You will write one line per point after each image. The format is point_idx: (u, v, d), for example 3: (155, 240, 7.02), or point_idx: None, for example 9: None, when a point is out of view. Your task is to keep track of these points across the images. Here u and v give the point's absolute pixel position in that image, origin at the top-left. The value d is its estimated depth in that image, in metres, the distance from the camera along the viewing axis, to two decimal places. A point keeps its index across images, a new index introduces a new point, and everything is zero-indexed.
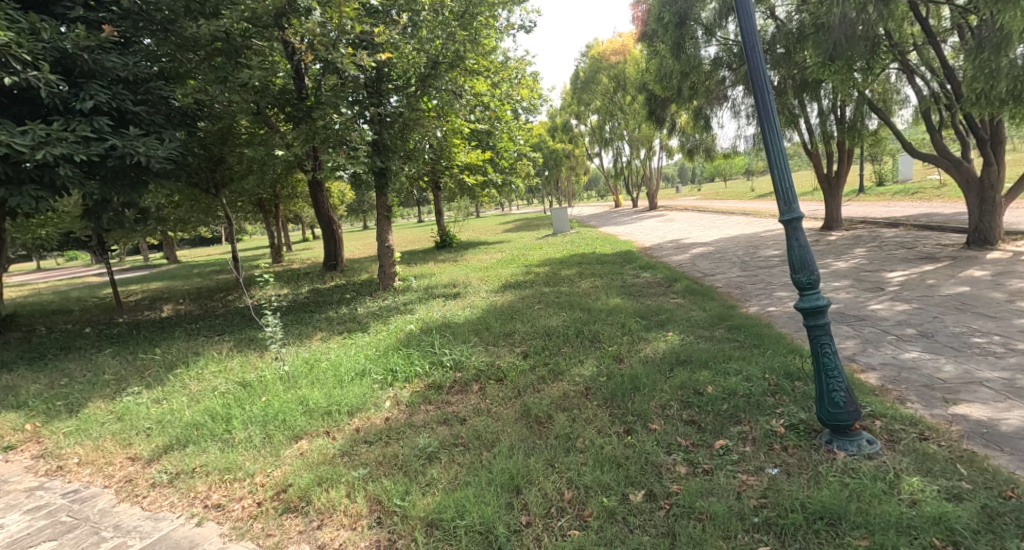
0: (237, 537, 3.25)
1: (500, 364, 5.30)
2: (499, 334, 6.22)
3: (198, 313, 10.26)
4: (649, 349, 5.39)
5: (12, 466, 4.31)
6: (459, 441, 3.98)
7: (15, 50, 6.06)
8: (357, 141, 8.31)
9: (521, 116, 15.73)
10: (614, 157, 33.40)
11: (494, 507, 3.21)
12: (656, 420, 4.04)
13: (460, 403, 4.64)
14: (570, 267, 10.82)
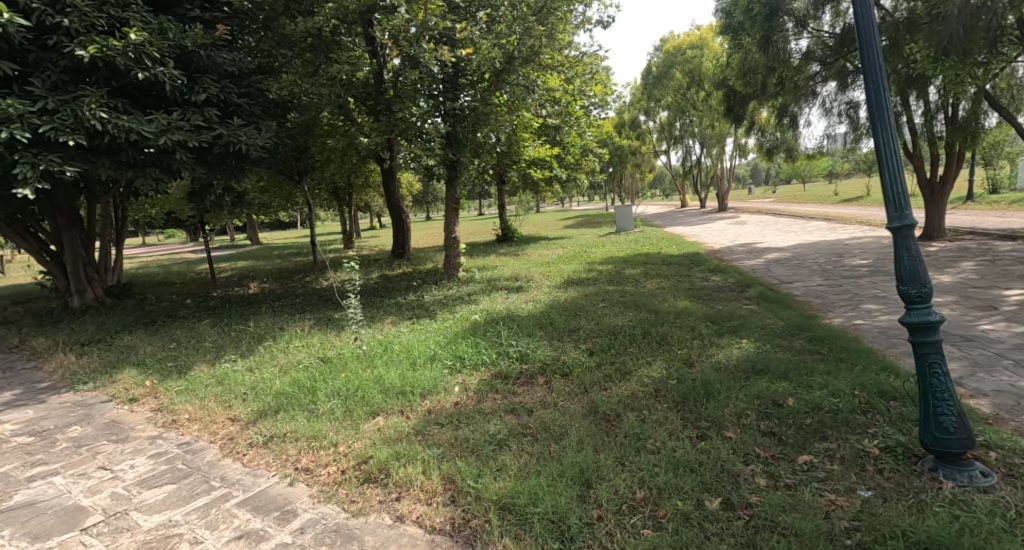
0: (324, 499, 3.46)
1: (565, 360, 5.30)
2: (563, 330, 6.21)
3: (282, 292, 10.91)
4: (722, 355, 5.22)
5: (134, 417, 4.79)
6: (528, 431, 4.03)
7: (148, 49, 6.70)
8: (432, 134, 8.43)
9: (592, 111, 15.50)
10: (683, 155, 32.49)
11: (566, 498, 3.22)
12: (731, 427, 3.92)
13: (527, 394, 4.69)
14: (636, 266, 10.65)
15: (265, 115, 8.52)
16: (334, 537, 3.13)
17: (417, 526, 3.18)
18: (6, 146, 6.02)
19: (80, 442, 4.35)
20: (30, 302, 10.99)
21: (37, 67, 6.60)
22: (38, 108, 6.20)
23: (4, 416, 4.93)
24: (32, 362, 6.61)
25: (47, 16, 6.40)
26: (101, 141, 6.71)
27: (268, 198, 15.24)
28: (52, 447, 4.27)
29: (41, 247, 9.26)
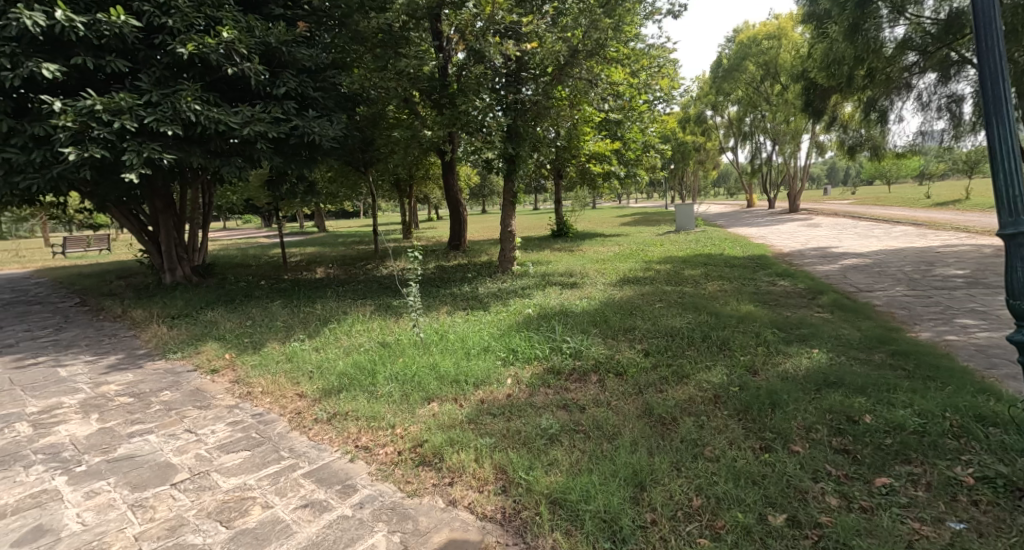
0: (382, 478, 3.61)
1: (619, 359, 5.27)
2: (619, 329, 6.16)
3: (346, 277, 11.33)
4: (790, 364, 5.03)
5: (216, 386, 5.15)
6: (580, 428, 4.04)
7: (238, 45, 7.13)
8: (493, 127, 8.54)
9: (656, 106, 15.16)
10: (752, 152, 31.26)
11: (620, 498, 3.22)
12: (799, 441, 3.79)
13: (579, 391, 4.70)
14: (696, 267, 10.40)
15: (337, 108, 8.88)
16: (390, 515, 3.27)
17: (469, 512, 3.28)
18: (115, 135, 6.58)
19: (170, 405, 4.73)
20: (127, 277, 11.96)
21: (143, 64, 7.18)
22: (143, 101, 6.73)
23: (108, 378, 5.44)
24: (129, 331, 7.21)
25: (155, 17, 6.96)
26: (195, 131, 7.20)
27: (334, 188, 15.84)
28: (147, 408, 4.67)
29: (139, 226, 10.05)
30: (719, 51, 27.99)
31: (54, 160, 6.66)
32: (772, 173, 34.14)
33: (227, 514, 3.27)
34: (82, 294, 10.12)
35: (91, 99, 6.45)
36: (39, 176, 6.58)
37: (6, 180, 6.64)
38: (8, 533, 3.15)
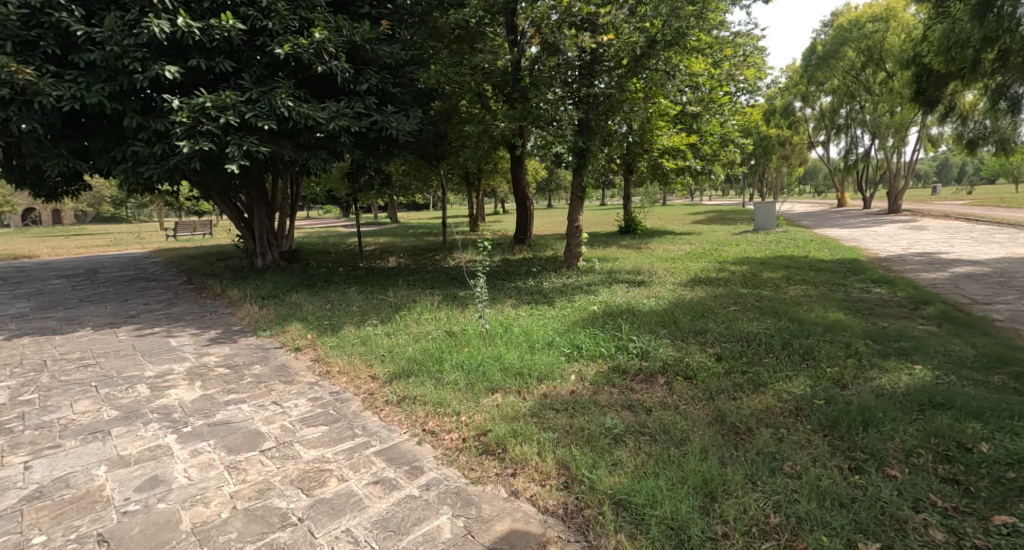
0: (447, 463, 3.76)
1: (688, 362, 5.14)
2: (688, 331, 6.04)
3: (415, 267, 11.72)
4: (885, 381, 4.70)
5: (299, 363, 5.54)
6: (646, 430, 3.99)
7: (327, 45, 7.58)
8: (565, 121, 8.45)
9: (738, 97, 14.50)
10: (846, 148, 29.34)
11: (688, 506, 3.16)
12: (896, 465, 3.53)
13: (645, 392, 4.63)
14: (775, 269, 9.99)
15: (414, 103, 9.21)
16: (454, 499, 3.40)
17: (530, 504, 3.34)
18: (220, 129, 7.16)
19: (260, 378, 5.15)
20: (226, 259, 12.97)
21: (245, 63, 7.76)
22: (243, 98, 7.28)
23: (209, 349, 6.01)
24: (227, 309, 7.85)
25: (257, 19, 7.49)
26: (287, 126, 7.69)
27: (407, 180, 16.34)
28: (241, 379, 5.11)
29: (236, 214, 10.84)
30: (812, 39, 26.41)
31: (169, 153, 7.34)
32: (869, 169, 31.86)
33: (307, 483, 3.52)
34: (187, 274, 11.09)
35: (202, 97, 7.03)
36: (158, 167, 7.28)
37: (134, 169, 7.43)
38: (129, 480, 3.56)
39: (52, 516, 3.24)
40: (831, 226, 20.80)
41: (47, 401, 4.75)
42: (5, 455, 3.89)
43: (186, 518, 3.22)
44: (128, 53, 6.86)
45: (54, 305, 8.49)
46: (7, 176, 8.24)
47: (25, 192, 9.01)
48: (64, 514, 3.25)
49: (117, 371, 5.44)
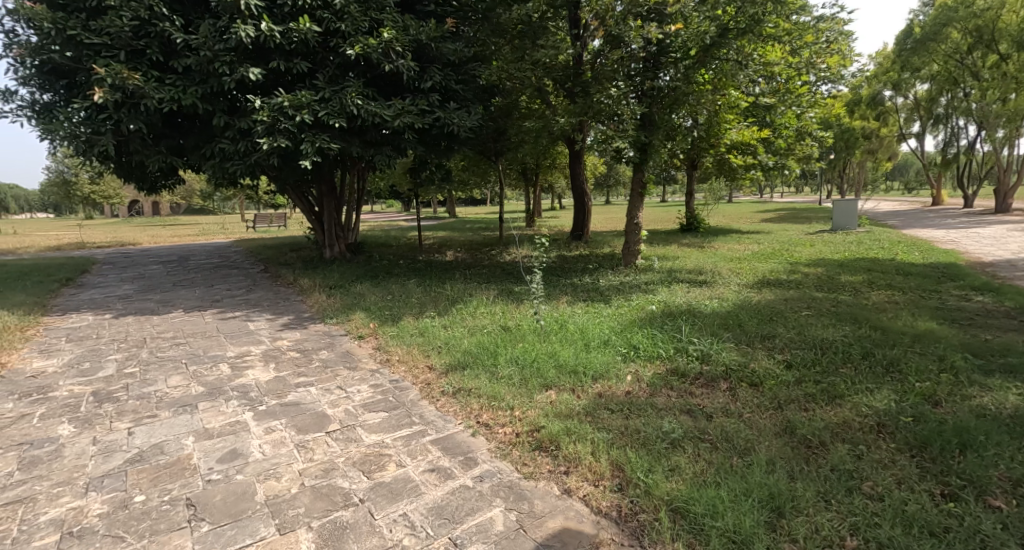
0: (500, 456, 3.83)
1: (754, 368, 4.84)
2: (755, 335, 5.73)
3: (472, 262, 11.91)
4: (987, 400, 4.22)
5: (362, 350, 5.80)
6: (707, 437, 3.77)
7: (394, 44, 7.83)
8: (627, 115, 8.38)
9: (817, 87, 13.60)
10: (946, 139, 27.57)
11: (752, 520, 2.95)
12: (999, 495, 3.12)
13: (707, 398, 4.39)
14: (855, 272, 9.46)
15: (475, 99, 9.37)
16: (507, 492, 3.46)
17: (583, 504, 3.31)
18: (296, 127, 7.54)
19: (327, 363, 5.45)
20: (298, 249, 13.64)
21: (322, 64, 8.15)
22: (317, 96, 7.65)
23: (282, 334, 6.39)
24: (298, 296, 8.29)
25: (331, 22, 7.83)
26: (356, 124, 8.01)
27: (466, 175, 16.52)
28: (310, 363, 5.43)
29: (308, 207, 11.36)
30: (908, 21, 24.62)
31: (252, 149, 7.85)
32: (970, 164, 29.48)
33: (368, 466, 3.70)
34: (263, 263, 11.74)
35: (281, 97, 7.41)
36: (242, 162, 7.84)
37: (222, 165, 8.07)
38: (212, 451, 3.86)
39: (149, 478, 3.55)
40: (922, 226, 19.60)
41: (145, 375, 5.21)
42: (110, 421, 4.31)
43: (260, 490, 3.44)
44: (219, 58, 7.40)
45: (150, 289, 9.24)
46: (116, 171, 9.06)
47: (133, 186, 9.87)
48: (159, 478, 3.56)
49: (203, 350, 5.89)
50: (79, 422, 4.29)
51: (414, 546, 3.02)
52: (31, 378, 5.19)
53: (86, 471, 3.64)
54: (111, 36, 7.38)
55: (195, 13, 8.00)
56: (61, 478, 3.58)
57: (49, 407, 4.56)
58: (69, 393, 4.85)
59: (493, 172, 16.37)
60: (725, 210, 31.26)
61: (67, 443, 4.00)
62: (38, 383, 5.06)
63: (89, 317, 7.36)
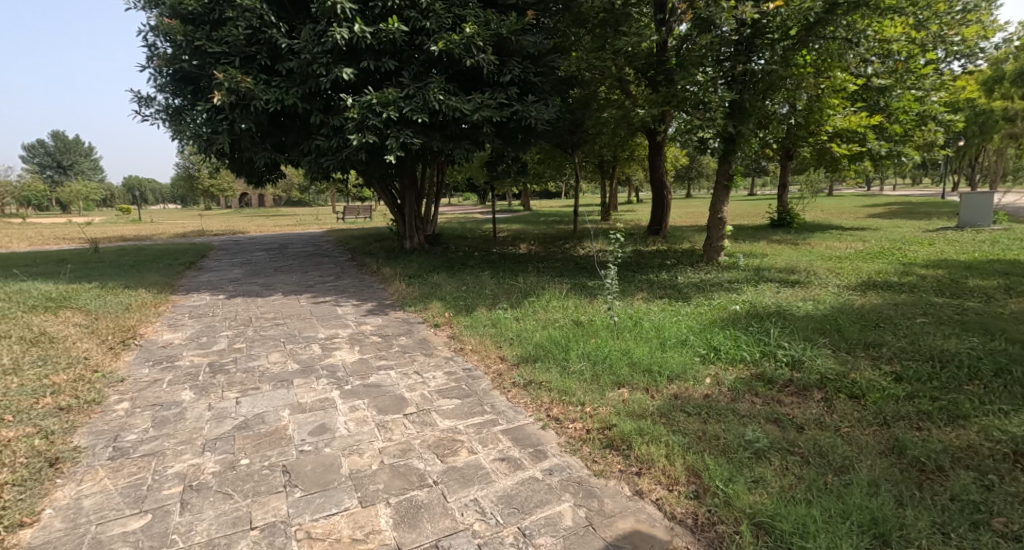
0: (570, 451, 3.79)
1: (855, 379, 4.32)
2: (856, 343, 5.03)
3: (545, 255, 11.87)
4: None
5: (437, 338, 5.97)
6: (797, 450, 3.50)
7: (476, 39, 7.93)
8: (715, 103, 7.64)
9: (945, 64, 11.87)
10: None
11: (850, 544, 2.74)
12: None
13: (797, 407, 4.04)
14: (977, 274, 8.48)
15: (553, 91, 9.32)
16: (577, 488, 3.43)
17: (656, 507, 3.24)
18: (383, 124, 7.82)
19: (405, 348, 5.64)
20: (381, 240, 14.17)
21: (407, 61, 8.39)
22: (402, 93, 7.90)
23: (366, 319, 6.67)
24: (380, 284, 8.62)
25: (416, 20, 8.05)
26: (438, 118, 8.19)
27: (541, 168, 16.45)
28: (390, 348, 5.65)
29: (391, 200, 11.77)
30: None
31: (343, 145, 8.24)
32: None
33: (441, 450, 3.79)
34: (351, 252, 12.29)
35: (369, 95, 7.70)
36: (334, 157, 8.26)
37: (317, 160, 8.53)
38: (304, 424, 4.11)
39: (252, 444, 3.83)
40: None
41: (251, 350, 5.63)
42: (222, 390, 4.70)
43: (345, 464, 3.62)
44: (317, 60, 7.79)
45: (255, 273, 9.93)
46: (230, 166, 9.83)
47: (243, 179, 10.65)
48: (261, 444, 3.83)
49: (298, 330, 6.28)
50: (198, 389, 4.71)
51: (484, 532, 3.07)
52: (160, 348, 5.75)
53: (203, 433, 3.99)
54: (228, 44, 8.00)
55: (297, 19, 8.53)
56: (183, 437, 3.94)
57: (175, 374, 5.04)
58: (190, 363, 5.33)
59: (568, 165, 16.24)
60: (821, 204, 29.15)
61: (188, 407, 4.40)
62: (165, 353, 5.59)
63: (206, 296, 8.02)
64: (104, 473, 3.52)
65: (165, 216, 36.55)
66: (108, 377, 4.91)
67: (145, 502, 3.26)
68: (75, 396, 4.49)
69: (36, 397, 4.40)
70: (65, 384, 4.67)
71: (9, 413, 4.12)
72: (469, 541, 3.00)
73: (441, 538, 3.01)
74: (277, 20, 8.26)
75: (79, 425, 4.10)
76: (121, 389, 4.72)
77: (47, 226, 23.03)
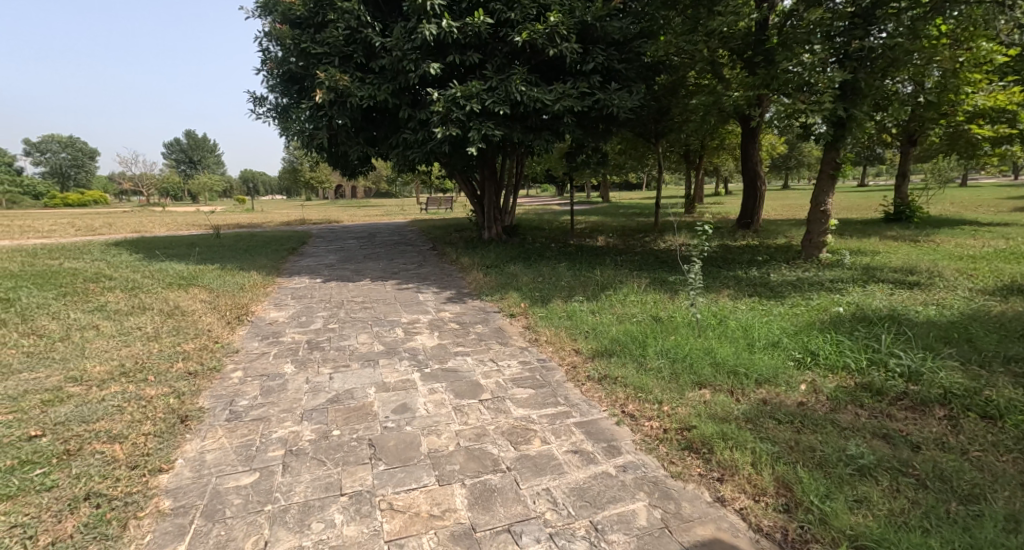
0: (645, 450, 3.62)
1: (988, 396, 3.81)
2: (992, 356, 4.45)
3: (623, 248, 11.54)
4: None
5: (513, 328, 5.94)
6: (910, 471, 3.15)
7: (560, 28, 7.76)
8: (823, 85, 7.01)
9: None
10: None
11: None
12: None
13: (910, 423, 3.65)
14: None
15: (638, 78, 8.99)
16: (652, 488, 3.26)
17: (740, 517, 3.01)
18: (466, 115, 7.84)
19: (482, 336, 5.64)
20: (461, 229, 14.38)
21: (492, 54, 8.39)
22: (485, 84, 7.90)
23: (445, 306, 6.75)
24: (459, 273, 8.72)
25: (501, 12, 8.00)
26: (519, 109, 8.12)
27: (623, 159, 16.00)
28: (467, 335, 5.68)
29: (471, 190, 11.89)
30: None
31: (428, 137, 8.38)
32: None
33: (515, 437, 3.74)
34: (433, 241, 12.54)
35: (455, 87, 7.74)
36: (420, 150, 8.41)
37: (404, 153, 8.73)
38: (388, 402, 4.19)
39: (342, 417, 3.96)
40: None
41: (342, 330, 5.85)
42: (318, 365, 4.91)
43: (424, 443, 3.65)
44: (407, 56, 7.93)
45: (348, 259, 10.35)
46: (327, 160, 10.27)
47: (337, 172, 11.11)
48: (350, 417, 3.95)
49: (383, 314, 6.46)
50: (299, 363, 4.95)
51: (556, 522, 2.99)
52: (268, 324, 6.09)
53: (302, 403, 4.18)
54: (329, 44, 8.34)
55: (390, 18, 8.74)
56: (285, 406, 4.14)
57: (279, 348, 5.33)
58: (292, 339, 5.61)
59: (651, 155, 15.72)
60: (944, 195, 26.33)
61: (290, 379, 4.62)
62: (271, 329, 5.92)
63: (306, 279, 8.43)
64: (222, 432, 3.76)
65: (270, 205, 39.40)
66: (225, 347, 5.27)
67: (255, 461, 3.45)
68: (201, 362, 4.86)
69: (171, 362, 4.81)
70: (193, 352, 5.07)
71: (149, 374, 4.53)
72: (540, 529, 2.94)
73: (513, 523, 2.97)
74: (372, 20, 8.49)
75: (204, 387, 4.42)
76: (236, 359, 5.05)
77: (179, 215, 25.48)
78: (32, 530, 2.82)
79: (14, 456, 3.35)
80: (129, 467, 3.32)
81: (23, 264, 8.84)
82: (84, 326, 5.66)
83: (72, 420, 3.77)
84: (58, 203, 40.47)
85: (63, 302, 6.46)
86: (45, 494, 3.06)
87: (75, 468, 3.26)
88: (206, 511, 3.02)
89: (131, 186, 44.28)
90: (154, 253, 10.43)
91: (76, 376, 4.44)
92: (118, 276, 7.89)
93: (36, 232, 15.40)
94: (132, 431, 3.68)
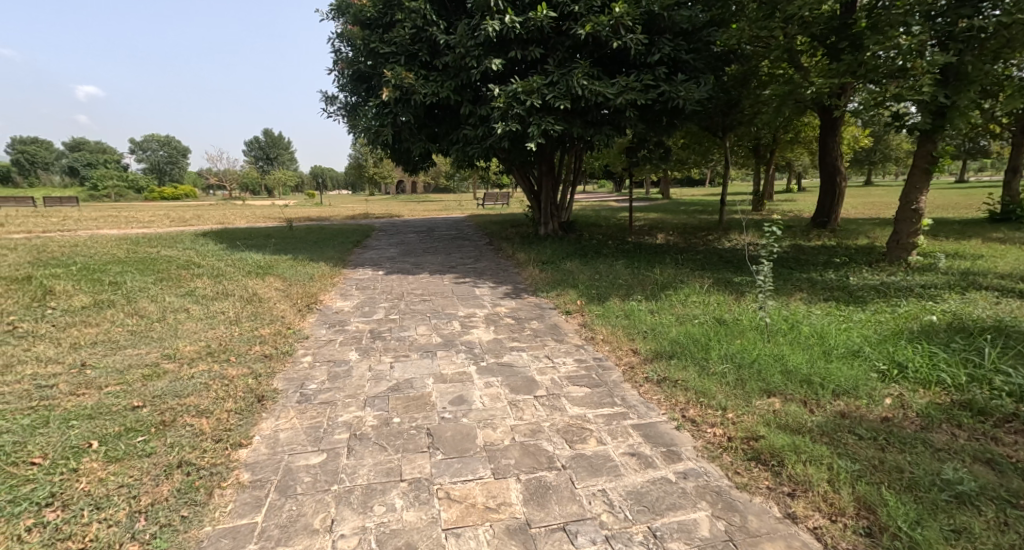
0: (707, 457, 3.43)
1: None
2: None
3: (685, 246, 11.16)
4: None
5: (568, 325, 5.83)
6: (1018, 502, 2.83)
7: (626, 18, 7.54)
8: (921, 70, 6.46)
9: None
10: None
11: None
12: None
13: (1018, 450, 3.29)
14: None
15: (706, 68, 8.64)
16: (715, 498, 3.08)
17: (815, 536, 2.80)
18: (526, 110, 7.75)
19: (537, 332, 5.57)
20: (518, 225, 14.32)
21: (553, 48, 8.25)
22: (546, 79, 7.79)
23: (501, 301, 6.71)
24: (516, 269, 8.66)
25: (565, 5, 7.84)
26: (580, 103, 7.96)
27: (686, 155, 15.50)
28: (523, 330, 5.61)
29: (528, 186, 11.81)
30: None
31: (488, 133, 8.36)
32: None
33: (570, 436, 3.64)
34: (491, 236, 12.55)
35: (516, 83, 7.68)
36: (480, 146, 8.40)
37: (464, 148, 8.76)
38: (445, 393, 4.18)
39: (402, 405, 3.98)
40: None
41: (403, 321, 5.91)
42: (381, 354, 4.98)
43: (479, 435, 3.61)
44: (470, 52, 7.94)
45: (409, 253, 10.48)
46: (391, 156, 10.43)
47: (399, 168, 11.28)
48: (409, 406, 3.96)
49: (441, 307, 6.49)
50: (362, 351, 5.04)
51: (613, 525, 2.87)
52: (335, 312, 6.24)
53: (365, 390, 4.23)
54: (395, 43, 8.46)
55: (454, 16, 8.78)
56: (350, 392, 4.20)
57: (344, 336, 5.44)
58: (356, 328, 5.72)
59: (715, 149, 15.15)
60: None
61: (354, 365, 4.70)
62: (338, 318, 6.06)
63: (370, 271, 8.62)
64: (294, 413, 3.85)
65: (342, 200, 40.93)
66: (296, 333, 5.44)
67: (323, 442, 3.51)
68: (275, 346, 5.02)
69: (249, 344, 4.99)
70: (269, 336, 5.24)
71: (231, 355, 4.72)
72: (596, 530, 2.83)
73: (568, 523, 2.87)
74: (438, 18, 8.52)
75: (278, 370, 4.56)
76: (306, 344, 5.20)
77: (261, 208, 26.82)
78: (135, 490, 2.96)
79: (121, 423, 3.55)
80: (214, 440, 3.44)
81: (127, 251, 9.48)
82: (177, 308, 5.98)
83: (167, 394, 3.96)
84: (154, 197, 43.59)
85: (160, 286, 6.86)
86: (145, 459, 3.22)
87: (169, 437, 3.42)
88: (280, 486, 3.08)
89: (217, 182, 47.01)
90: (235, 244, 10.97)
91: (168, 354, 4.68)
92: (205, 264, 8.31)
93: (137, 222, 16.57)
94: (217, 406, 3.83)
